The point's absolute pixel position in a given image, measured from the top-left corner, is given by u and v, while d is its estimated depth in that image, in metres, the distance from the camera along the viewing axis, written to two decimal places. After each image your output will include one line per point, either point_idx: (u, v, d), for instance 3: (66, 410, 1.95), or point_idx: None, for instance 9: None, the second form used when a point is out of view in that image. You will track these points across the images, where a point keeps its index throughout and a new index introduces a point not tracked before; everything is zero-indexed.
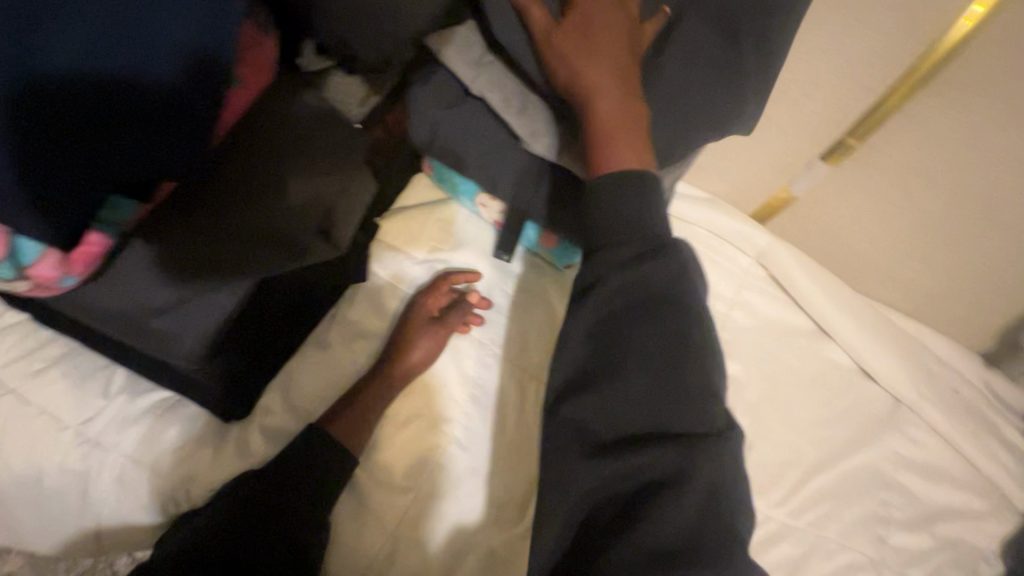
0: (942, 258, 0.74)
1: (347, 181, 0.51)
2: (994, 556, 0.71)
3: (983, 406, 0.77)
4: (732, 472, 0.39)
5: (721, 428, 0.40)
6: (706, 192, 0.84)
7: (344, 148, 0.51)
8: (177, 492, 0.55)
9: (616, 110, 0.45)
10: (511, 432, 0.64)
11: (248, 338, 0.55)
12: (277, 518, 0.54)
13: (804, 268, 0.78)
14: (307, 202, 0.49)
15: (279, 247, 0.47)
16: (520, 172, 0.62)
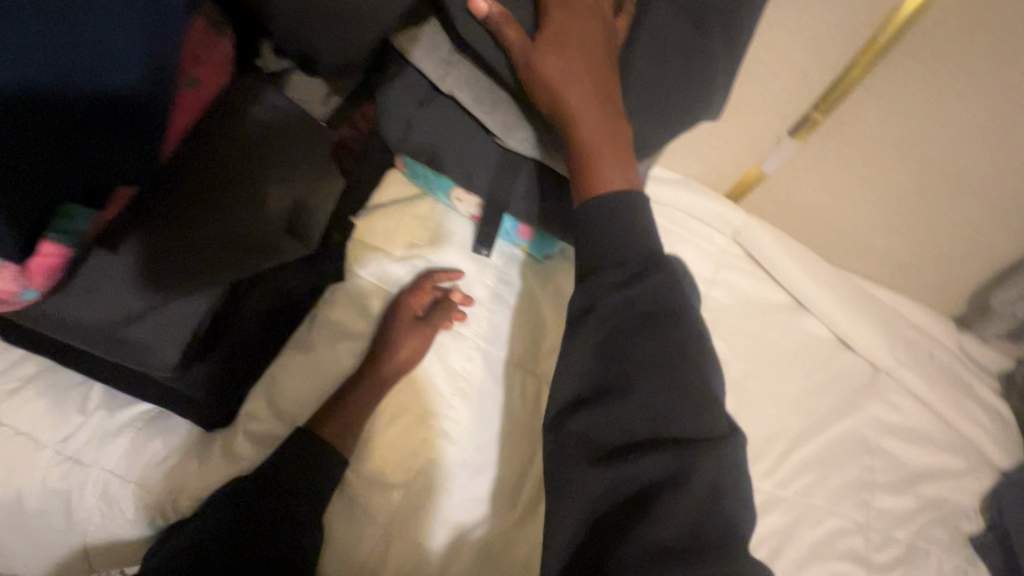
0: (910, 227, 0.75)
1: (312, 176, 0.51)
2: (974, 512, 0.73)
3: (957, 369, 0.80)
4: (731, 471, 0.40)
5: (723, 428, 0.41)
6: (680, 174, 0.85)
7: (306, 143, 0.50)
8: (164, 505, 0.55)
9: (603, 133, 0.46)
10: (499, 423, 0.65)
11: (224, 345, 0.53)
12: (275, 521, 0.54)
13: (778, 244, 0.80)
14: (272, 200, 0.48)
15: (247, 248, 0.47)
16: (493, 165, 0.62)
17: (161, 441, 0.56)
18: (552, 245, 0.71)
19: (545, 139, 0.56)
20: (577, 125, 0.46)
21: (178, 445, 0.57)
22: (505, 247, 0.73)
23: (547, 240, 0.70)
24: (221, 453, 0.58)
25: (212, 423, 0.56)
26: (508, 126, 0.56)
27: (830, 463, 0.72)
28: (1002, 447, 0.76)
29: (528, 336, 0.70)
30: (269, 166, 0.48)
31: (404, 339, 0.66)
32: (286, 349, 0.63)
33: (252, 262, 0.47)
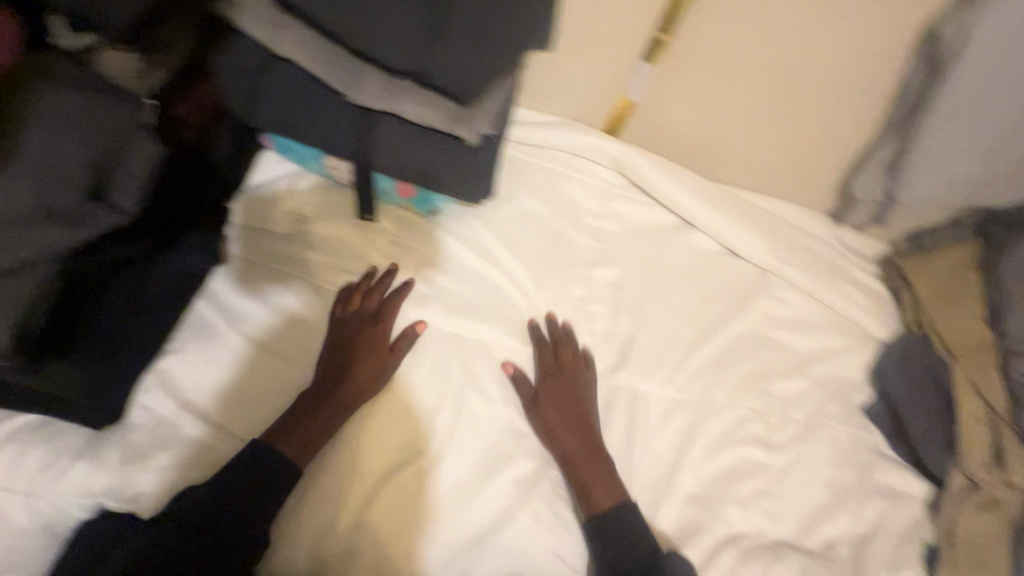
0: (771, 131, 0.80)
1: (120, 145, 0.51)
2: (862, 383, 0.80)
3: (834, 258, 0.86)
4: None
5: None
6: (558, 116, 0.87)
7: (112, 112, 0.51)
8: (62, 510, 0.56)
9: (599, 485, 0.65)
10: (403, 376, 0.67)
11: (84, 336, 0.52)
12: (229, 537, 0.53)
13: (656, 168, 0.84)
14: (77, 172, 0.49)
15: (57, 219, 0.47)
16: (349, 125, 0.62)
17: (45, 450, 0.56)
18: (433, 200, 0.73)
19: (388, 86, 0.56)
20: (579, 487, 0.65)
21: (67, 450, 0.57)
22: (390, 209, 0.75)
23: (427, 194, 0.72)
24: (122, 453, 0.58)
25: (94, 421, 0.56)
26: (347, 78, 0.56)
27: (729, 363, 0.77)
28: (881, 322, 0.83)
29: (424, 291, 0.72)
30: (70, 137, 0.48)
31: (366, 358, 0.65)
32: (173, 336, 0.64)
33: (75, 235, 0.48)
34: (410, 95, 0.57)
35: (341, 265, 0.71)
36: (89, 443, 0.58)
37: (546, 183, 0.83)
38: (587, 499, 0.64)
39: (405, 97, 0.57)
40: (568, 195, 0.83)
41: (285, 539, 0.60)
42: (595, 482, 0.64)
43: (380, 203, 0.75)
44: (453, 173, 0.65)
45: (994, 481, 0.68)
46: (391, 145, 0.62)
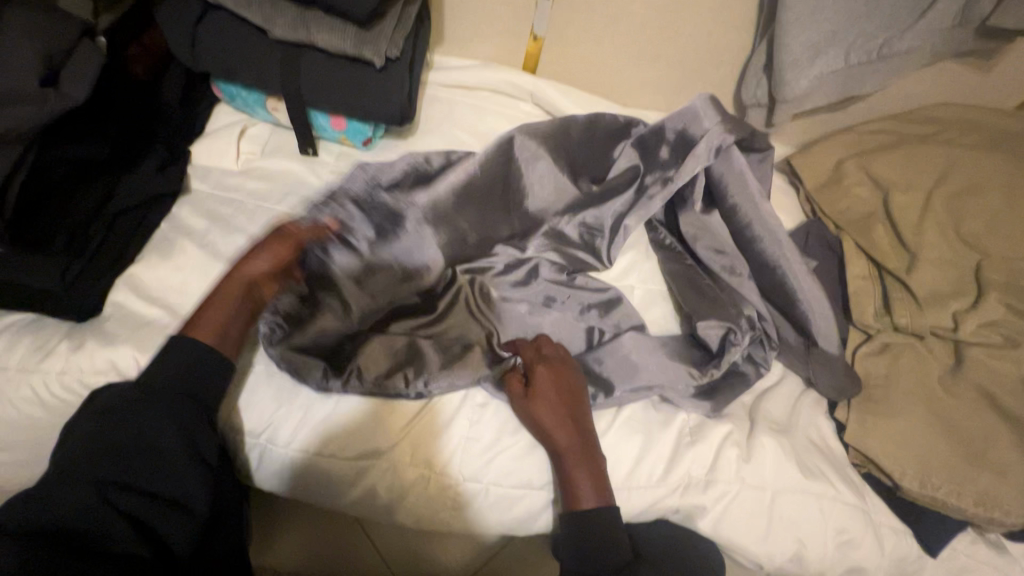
0: (663, 51, 0.90)
1: (71, 51, 0.63)
2: None
3: None
4: (809, 567, 0.65)
5: (852, 559, 0.65)
6: (478, 59, 0.96)
7: (63, 29, 0.63)
8: (39, 389, 0.62)
9: (575, 479, 0.61)
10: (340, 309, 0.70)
11: (60, 228, 0.64)
12: (150, 467, 0.54)
13: (566, 95, 0.92)
14: (56, 63, 0.62)
15: (26, 103, 0.58)
16: (274, 57, 0.73)
17: (29, 336, 0.63)
18: (364, 129, 0.81)
19: (302, 21, 0.70)
20: (565, 467, 0.61)
21: (44, 337, 0.63)
22: (330, 145, 0.84)
23: (358, 125, 0.81)
24: (68, 349, 0.63)
25: (74, 309, 0.64)
26: (266, 15, 0.70)
27: (649, 251, 0.83)
28: (785, 214, 0.89)
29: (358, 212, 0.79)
30: (29, 42, 0.59)
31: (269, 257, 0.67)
32: (145, 247, 0.70)
33: (29, 114, 0.58)
34: (319, 27, 0.70)
35: (281, 189, 0.79)
36: (50, 337, 0.63)
37: (473, 116, 0.92)
38: (568, 476, 0.61)
39: (322, 26, 0.70)
40: (491, 125, 0.92)
41: (318, 464, 0.64)
42: (585, 484, 0.61)
43: (321, 140, 0.84)
44: (366, 90, 0.74)
45: (883, 328, 0.74)
46: (317, 78, 0.73)
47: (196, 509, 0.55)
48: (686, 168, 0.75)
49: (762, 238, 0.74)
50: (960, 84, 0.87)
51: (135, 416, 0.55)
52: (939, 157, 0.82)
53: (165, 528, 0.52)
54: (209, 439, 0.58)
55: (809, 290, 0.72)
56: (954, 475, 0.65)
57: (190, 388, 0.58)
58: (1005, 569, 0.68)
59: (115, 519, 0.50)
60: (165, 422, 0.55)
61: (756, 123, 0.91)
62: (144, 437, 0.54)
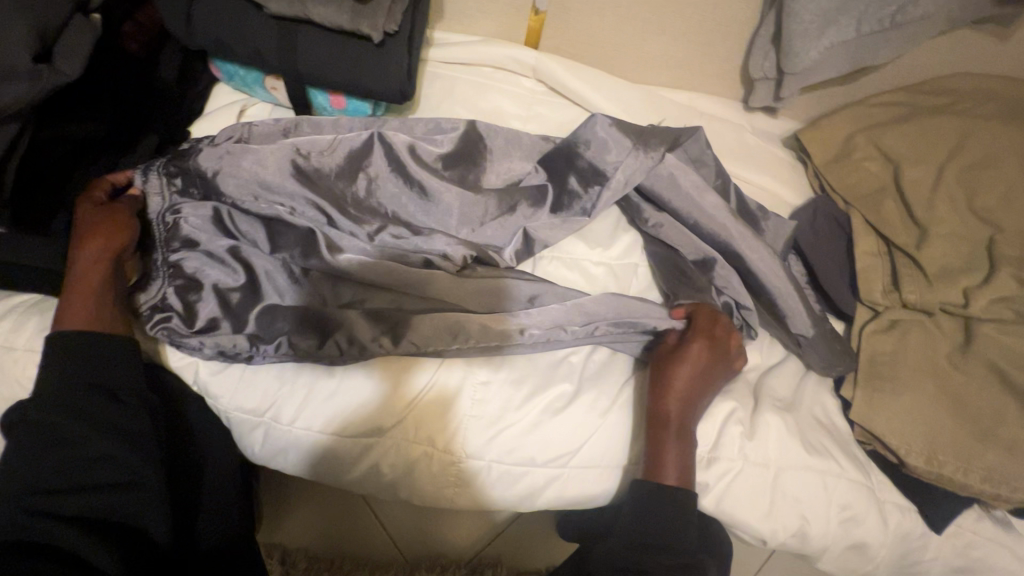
0: (669, 24, 0.88)
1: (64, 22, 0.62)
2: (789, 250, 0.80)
3: (747, 137, 0.92)
4: (811, 542, 0.65)
5: (854, 534, 0.65)
6: (479, 35, 0.95)
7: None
8: None
9: (673, 452, 0.62)
10: None
11: (61, 211, 0.64)
12: (71, 464, 0.55)
13: (569, 70, 0.91)
14: (49, 35, 0.61)
15: (21, 81, 0.58)
16: (272, 34, 0.72)
17: (36, 317, 0.64)
18: (363, 108, 0.81)
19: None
20: (668, 438, 0.62)
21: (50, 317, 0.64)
22: None
23: (357, 104, 0.80)
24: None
25: None
26: None
27: None
28: (792, 191, 0.87)
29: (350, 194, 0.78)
30: (21, 14, 0.58)
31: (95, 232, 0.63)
32: None
33: (25, 92, 0.58)
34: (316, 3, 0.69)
35: None
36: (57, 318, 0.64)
37: (473, 93, 0.90)
38: (666, 447, 0.62)
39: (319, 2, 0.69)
40: (493, 102, 0.90)
41: (322, 442, 0.65)
42: (675, 461, 0.62)
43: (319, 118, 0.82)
44: (365, 66, 0.72)
45: (891, 305, 0.73)
46: (315, 55, 0.72)
47: (149, 485, 0.58)
48: (628, 164, 0.73)
49: (716, 231, 0.72)
50: (975, 55, 0.84)
51: (55, 410, 0.56)
52: (952, 129, 0.80)
53: (126, 512, 0.56)
54: (125, 415, 0.58)
55: (777, 283, 0.71)
56: (962, 451, 0.64)
57: (91, 374, 0.58)
58: (1010, 545, 0.68)
59: (59, 518, 0.53)
60: (77, 419, 0.56)
61: (764, 97, 0.89)
62: (69, 431, 0.56)
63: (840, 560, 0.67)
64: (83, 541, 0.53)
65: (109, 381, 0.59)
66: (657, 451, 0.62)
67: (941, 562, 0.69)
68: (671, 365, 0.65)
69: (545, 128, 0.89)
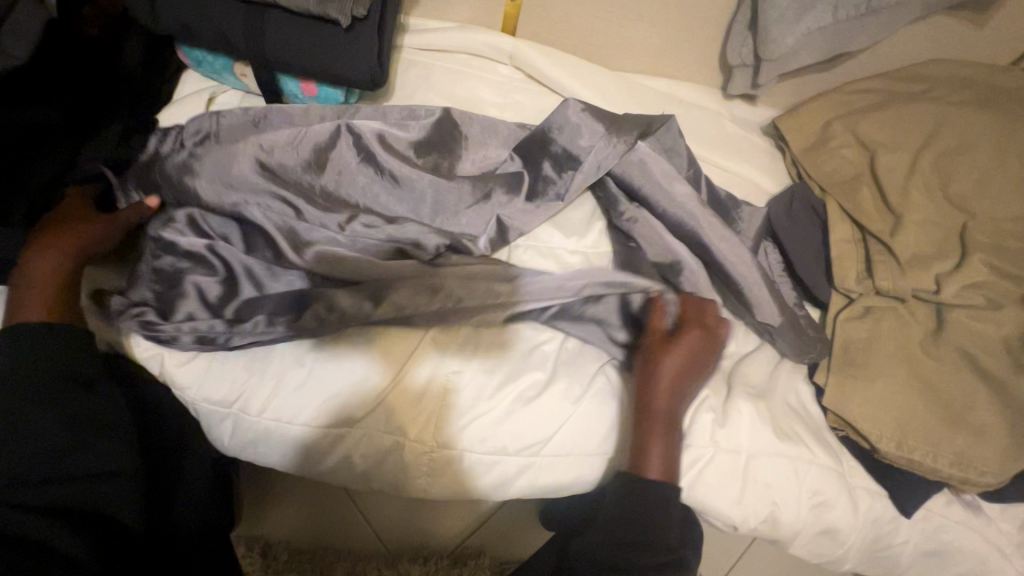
0: (647, 9, 0.87)
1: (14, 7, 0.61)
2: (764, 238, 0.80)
3: (725, 124, 0.91)
4: (782, 528, 0.65)
5: (823, 519, 0.65)
6: (456, 22, 0.93)
7: None
8: None
9: (655, 444, 0.62)
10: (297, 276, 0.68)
11: (20, 198, 0.63)
12: (39, 457, 0.53)
13: (546, 57, 0.90)
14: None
15: None
16: (238, 18, 0.70)
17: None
18: (335, 95, 0.79)
19: None
20: (652, 431, 0.62)
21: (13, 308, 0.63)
22: None
23: (329, 91, 0.78)
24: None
25: None
26: None
27: None
28: (769, 178, 0.87)
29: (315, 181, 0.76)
30: None
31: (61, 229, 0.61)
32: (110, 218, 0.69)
33: None
34: None
35: None
36: None
37: (449, 80, 0.89)
38: (649, 440, 0.62)
39: None
40: (469, 89, 0.89)
41: (292, 432, 0.64)
42: (658, 454, 0.61)
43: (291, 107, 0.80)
44: (333, 52, 0.71)
45: (865, 292, 0.73)
46: (282, 39, 0.71)
47: (127, 472, 0.58)
48: (598, 147, 0.73)
49: (685, 218, 0.72)
50: (951, 41, 0.84)
51: (20, 402, 0.53)
52: (927, 116, 0.79)
53: (100, 501, 0.56)
54: (97, 407, 0.57)
55: (745, 271, 0.71)
56: (930, 436, 0.65)
57: (54, 364, 0.56)
58: (978, 529, 0.68)
59: (32, 511, 0.52)
60: (45, 409, 0.54)
61: (741, 84, 0.88)
62: (35, 422, 0.54)
63: (812, 544, 0.68)
64: (63, 538, 0.52)
65: (71, 368, 0.57)
66: (640, 444, 0.62)
67: (912, 546, 0.70)
68: (660, 356, 0.65)
69: (521, 116, 0.88)
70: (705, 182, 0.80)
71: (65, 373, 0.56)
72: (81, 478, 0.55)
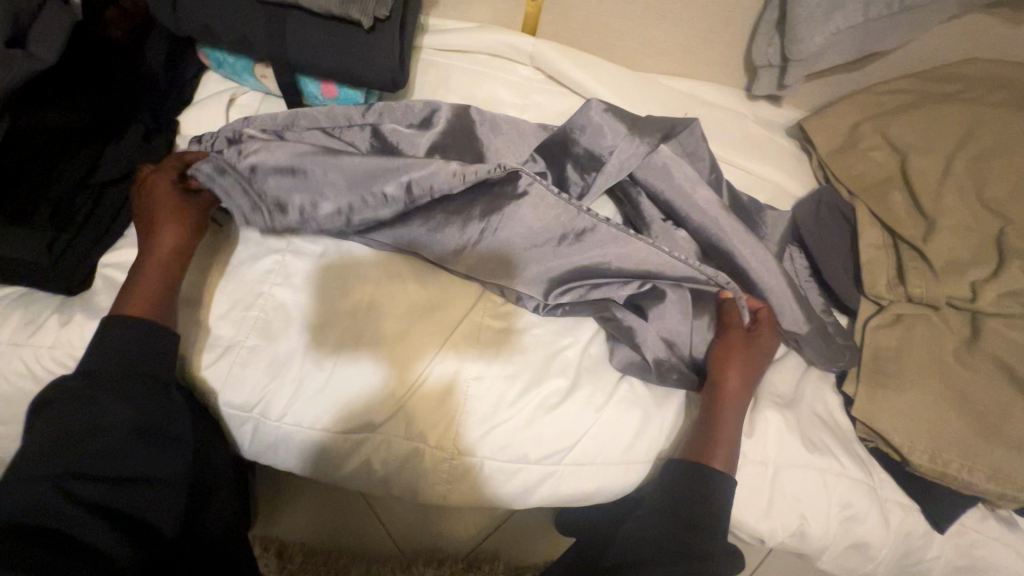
0: (671, 8, 0.85)
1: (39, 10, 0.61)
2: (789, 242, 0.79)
3: (750, 126, 0.89)
4: (811, 541, 0.64)
5: (853, 533, 0.64)
6: (475, 22, 0.92)
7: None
8: (30, 360, 0.61)
9: (719, 446, 0.61)
10: (317, 280, 0.68)
11: (45, 201, 0.63)
12: (112, 455, 0.53)
13: (567, 58, 0.88)
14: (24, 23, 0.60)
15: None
16: (259, 20, 0.70)
17: (21, 309, 0.63)
18: (354, 98, 0.78)
19: None
20: (716, 431, 0.62)
21: (36, 309, 0.63)
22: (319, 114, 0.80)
23: (348, 93, 0.78)
24: (55, 322, 0.62)
25: (64, 281, 0.63)
26: None
27: None
28: (795, 182, 0.85)
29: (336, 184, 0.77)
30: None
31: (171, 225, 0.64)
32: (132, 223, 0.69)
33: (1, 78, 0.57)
34: None
35: None
36: (43, 309, 0.63)
37: (468, 81, 0.88)
38: (716, 439, 0.61)
39: None
40: (488, 91, 0.88)
41: (312, 436, 0.64)
42: (724, 450, 0.60)
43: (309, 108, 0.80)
44: (354, 53, 0.70)
45: (896, 299, 0.71)
46: (303, 41, 0.70)
47: (180, 483, 0.57)
48: (621, 149, 0.71)
49: (709, 223, 0.70)
50: (990, 40, 0.81)
51: (104, 394, 0.54)
52: (961, 118, 0.77)
53: (152, 505, 0.54)
54: (166, 413, 0.57)
55: (770, 278, 0.68)
56: (967, 449, 0.63)
57: (135, 362, 0.57)
58: (1014, 545, 0.66)
59: (98, 510, 0.50)
60: (123, 405, 0.54)
61: (767, 85, 0.87)
62: (114, 416, 0.54)
63: (841, 558, 0.66)
64: (121, 544, 0.50)
65: (152, 369, 0.58)
66: (709, 444, 0.61)
67: (944, 562, 0.68)
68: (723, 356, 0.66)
69: (542, 118, 0.87)
70: (727, 187, 0.78)
71: (144, 371, 0.57)
72: (143, 481, 0.54)
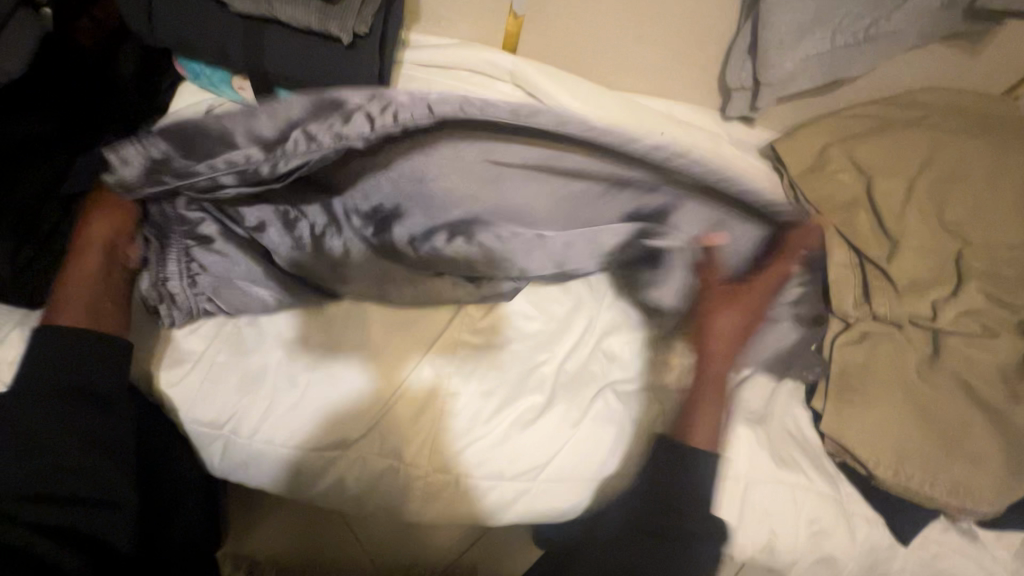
0: (649, 30, 0.87)
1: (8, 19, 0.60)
2: None
3: (724, 146, 0.92)
4: (780, 553, 0.65)
5: (821, 546, 0.65)
6: (458, 38, 0.93)
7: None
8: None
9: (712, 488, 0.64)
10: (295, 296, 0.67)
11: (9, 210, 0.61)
12: (54, 476, 0.54)
13: (548, 75, 0.90)
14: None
15: None
16: (237, 33, 0.69)
17: None
18: None
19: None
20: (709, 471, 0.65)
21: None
22: None
23: None
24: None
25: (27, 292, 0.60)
26: None
27: None
28: None
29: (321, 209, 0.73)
30: None
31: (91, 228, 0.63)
32: None
33: None
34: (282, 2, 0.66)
35: None
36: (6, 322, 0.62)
37: None
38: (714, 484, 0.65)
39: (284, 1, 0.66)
40: None
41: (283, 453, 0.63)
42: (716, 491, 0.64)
43: None
44: (334, 68, 0.70)
45: (863, 316, 0.73)
46: (281, 54, 0.70)
47: (128, 505, 0.56)
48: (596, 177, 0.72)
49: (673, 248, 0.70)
50: (950, 69, 0.85)
51: (38, 417, 0.54)
52: (923, 143, 0.80)
53: (99, 525, 0.54)
54: (108, 429, 0.57)
55: None
56: (928, 464, 0.65)
57: (70, 379, 0.56)
58: (974, 556, 0.68)
59: (46, 533, 0.52)
60: (60, 425, 0.55)
61: (740, 106, 0.89)
62: (45, 437, 0.54)
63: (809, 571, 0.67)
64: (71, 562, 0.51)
65: (89, 385, 0.57)
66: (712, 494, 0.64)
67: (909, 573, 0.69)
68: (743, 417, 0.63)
69: None
70: None
71: (81, 389, 0.56)
72: (85, 503, 0.54)
